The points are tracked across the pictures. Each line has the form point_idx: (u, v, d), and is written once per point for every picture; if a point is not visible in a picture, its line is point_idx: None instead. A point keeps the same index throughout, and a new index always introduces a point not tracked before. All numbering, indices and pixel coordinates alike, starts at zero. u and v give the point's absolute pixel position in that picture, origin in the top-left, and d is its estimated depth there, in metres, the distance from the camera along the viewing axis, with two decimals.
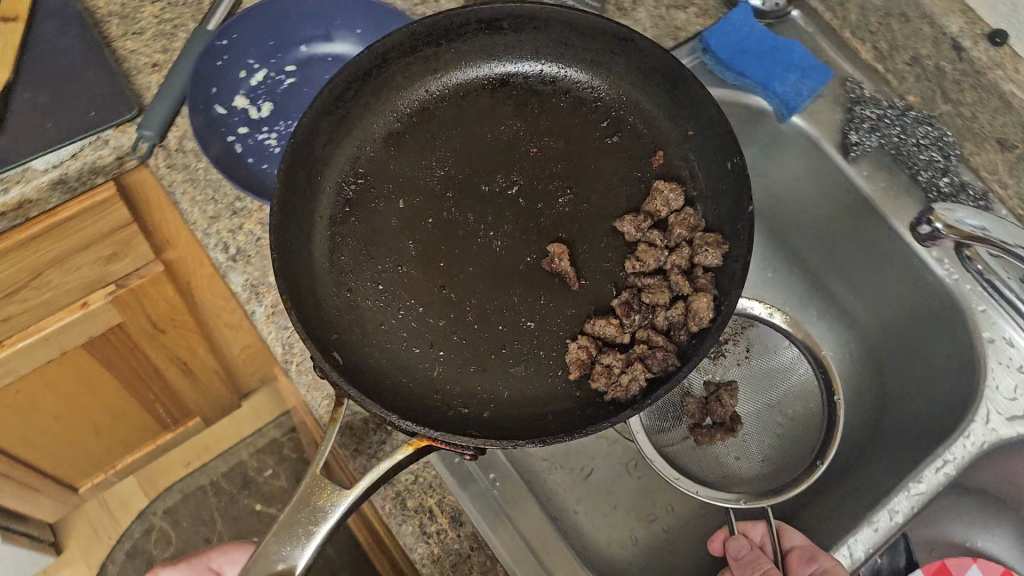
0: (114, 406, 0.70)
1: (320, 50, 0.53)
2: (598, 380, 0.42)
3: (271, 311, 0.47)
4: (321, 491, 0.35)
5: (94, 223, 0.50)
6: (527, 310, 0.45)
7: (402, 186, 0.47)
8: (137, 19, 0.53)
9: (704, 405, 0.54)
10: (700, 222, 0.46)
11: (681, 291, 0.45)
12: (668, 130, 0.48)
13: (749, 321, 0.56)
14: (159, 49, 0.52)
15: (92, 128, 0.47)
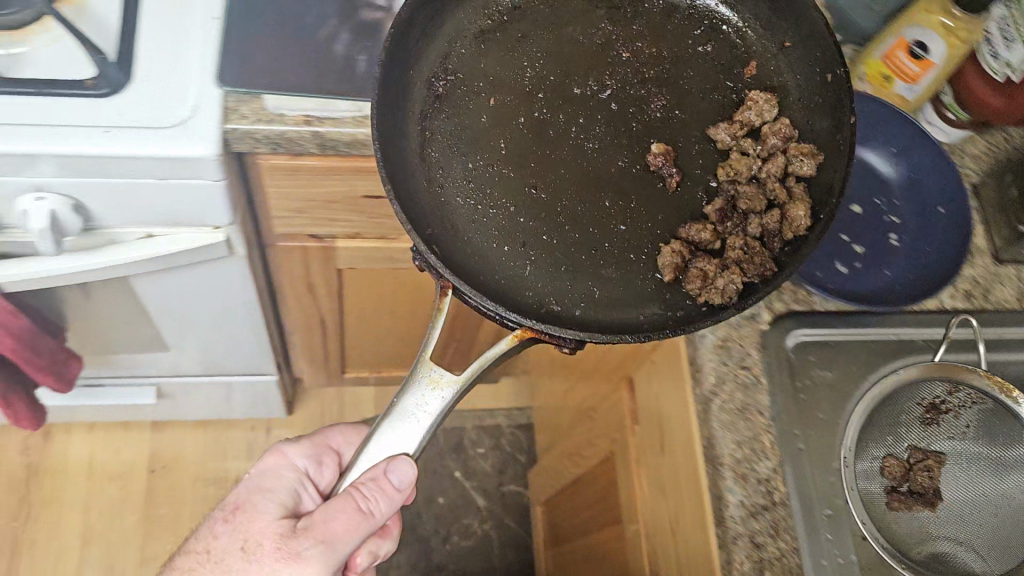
0: (389, 286, 0.89)
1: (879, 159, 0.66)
2: (695, 279, 0.55)
3: (720, 344, 0.59)
4: (437, 378, 0.49)
5: None
6: (621, 212, 0.58)
7: (491, 88, 0.60)
8: None
9: (906, 471, 0.60)
10: (792, 133, 0.60)
11: (776, 198, 0.58)
12: (742, 54, 0.64)
13: (982, 398, 0.60)
14: None
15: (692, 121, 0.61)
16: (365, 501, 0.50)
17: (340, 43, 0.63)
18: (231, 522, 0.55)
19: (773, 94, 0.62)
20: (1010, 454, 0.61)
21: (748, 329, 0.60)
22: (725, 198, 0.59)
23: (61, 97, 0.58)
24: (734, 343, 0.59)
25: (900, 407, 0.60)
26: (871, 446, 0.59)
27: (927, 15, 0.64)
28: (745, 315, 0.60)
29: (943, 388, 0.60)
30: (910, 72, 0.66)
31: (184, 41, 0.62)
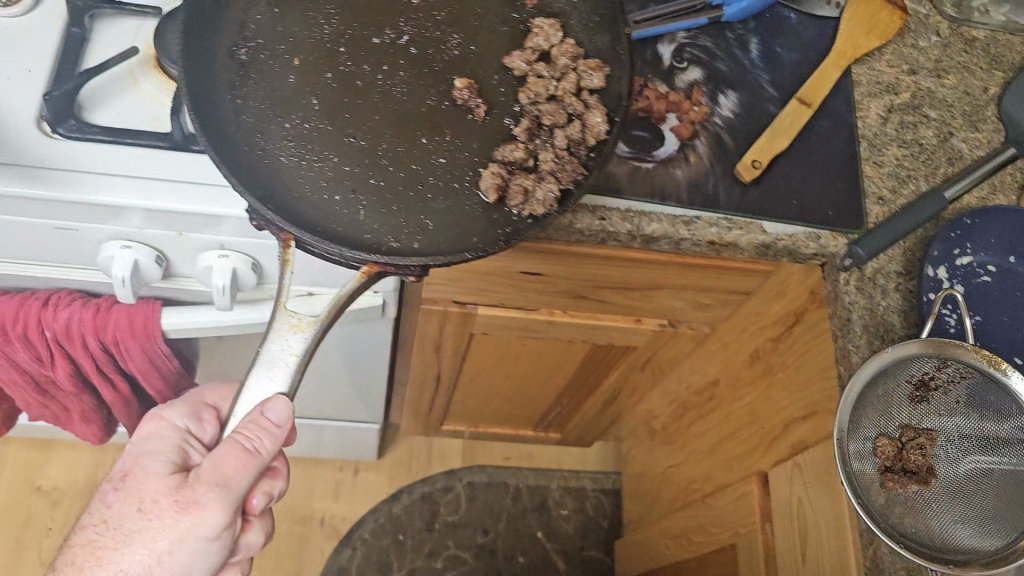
0: (549, 368, 0.95)
1: None
2: (516, 194, 0.57)
3: None
4: (296, 322, 0.53)
5: (709, 279, 0.72)
6: (436, 147, 0.59)
7: (294, 47, 0.60)
8: (884, 153, 0.69)
9: (899, 451, 0.58)
10: (577, 50, 0.63)
11: (577, 111, 0.61)
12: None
13: (971, 372, 0.56)
14: (890, 187, 0.67)
15: (831, 224, 0.64)
16: (244, 439, 0.52)
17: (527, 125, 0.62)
18: (139, 491, 0.54)
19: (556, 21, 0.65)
20: (1004, 425, 0.55)
21: None
22: (528, 118, 0.61)
23: None
24: None
25: (887, 388, 0.59)
26: (861, 427, 0.59)
27: None
28: None
29: (932, 363, 0.57)
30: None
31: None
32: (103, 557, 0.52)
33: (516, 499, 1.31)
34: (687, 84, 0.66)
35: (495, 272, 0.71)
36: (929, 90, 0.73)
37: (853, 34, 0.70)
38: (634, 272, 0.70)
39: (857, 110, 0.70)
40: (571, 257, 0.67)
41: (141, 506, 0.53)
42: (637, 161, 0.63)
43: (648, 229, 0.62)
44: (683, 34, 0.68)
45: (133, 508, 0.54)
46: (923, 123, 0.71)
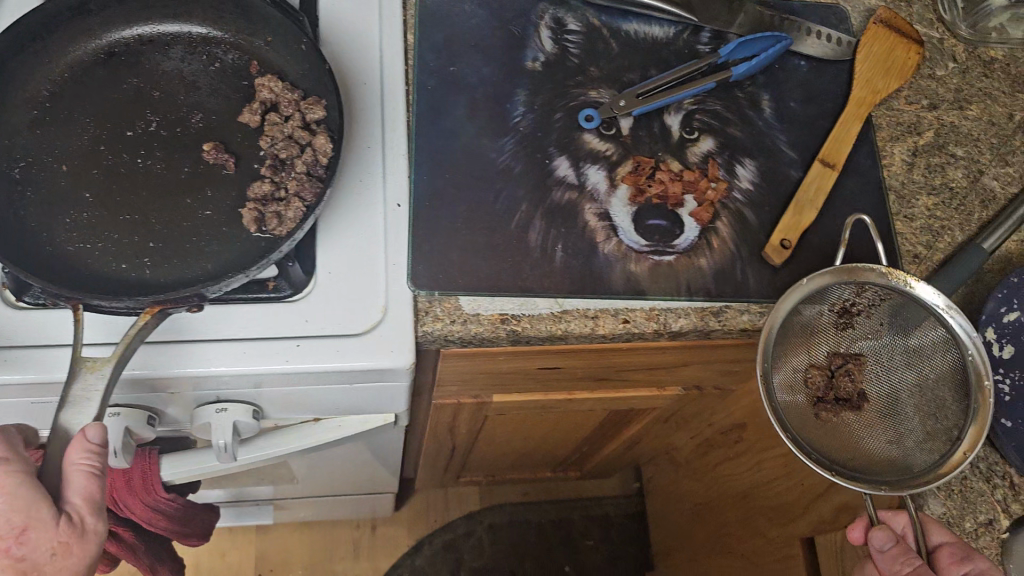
0: (568, 428, 0.90)
1: None
2: (271, 223, 0.53)
3: None
4: (90, 364, 0.45)
5: (738, 355, 0.67)
6: (204, 202, 0.54)
7: (57, 154, 0.54)
8: (912, 203, 0.64)
9: (830, 380, 0.59)
10: (297, 92, 0.57)
11: (305, 141, 0.56)
12: (256, 45, 0.59)
13: (888, 293, 0.57)
14: (923, 243, 0.63)
15: None
16: (89, 462, 0.45)
17: (535, 231, 0.58)
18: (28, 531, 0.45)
19: (278, 72, 0.58)
20: (920, 341, 0.56)
21: (987, 536, 0.55)
22: (274, 157, 0.56)
23: (245, 305, 0.54)
24: None
25: (813, 318, 0.58)
26: (790, 359, 0.58)
27: None
28: (981, 518, 0.56)
29: (850, 289, 0.57)
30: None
31: (366, 227, 0.56)
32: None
33: (541, 535, 1.28)
34: (701, 157, 0.61)
35: (515, 370, 0.66)
36: (953, 123, 0.68)
37: (871, 76, 0.65)
38: (654, 357, 0.66)
39: (880, 159, 0.65)
40: (594, 352, 0.62)
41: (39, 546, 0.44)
42: (656, 255, 0.58)
43: (675, 326, 0.57)
44: (691, 100, 0.63)
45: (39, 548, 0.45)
46: (950, 164, 0.66)
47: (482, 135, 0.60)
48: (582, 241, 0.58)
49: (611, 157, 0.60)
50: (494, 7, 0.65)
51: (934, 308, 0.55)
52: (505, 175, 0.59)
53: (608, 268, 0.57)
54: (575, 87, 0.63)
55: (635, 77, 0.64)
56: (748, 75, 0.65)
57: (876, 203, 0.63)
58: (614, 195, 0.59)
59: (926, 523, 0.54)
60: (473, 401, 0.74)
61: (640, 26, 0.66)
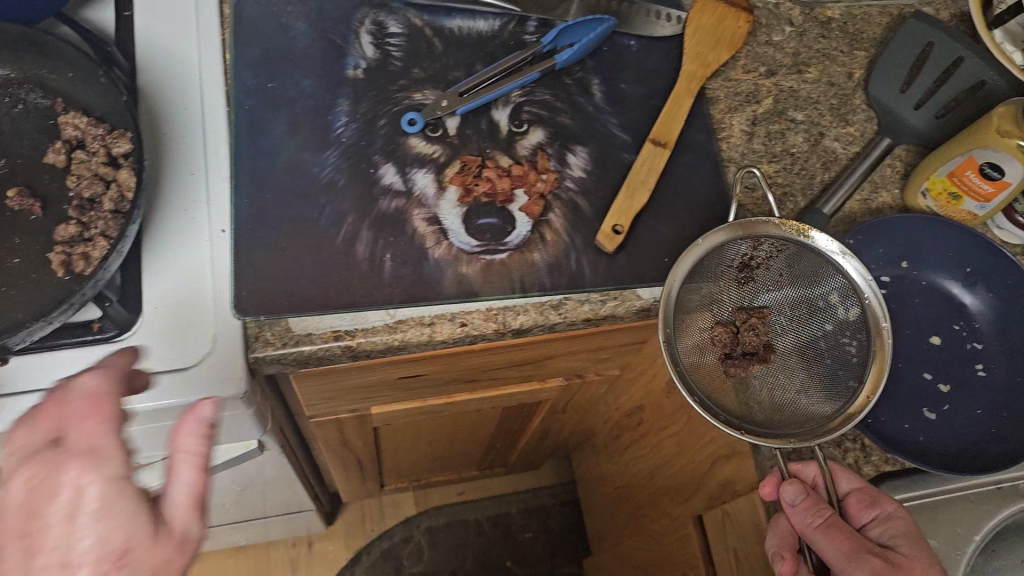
0: (469, 426, 0.90)
1: (926, 274, 0.62)
2: (78, 264, 0.52)
3: None
4: None
5: (601, 342, 0.67)
6: (11, 251, 0.52)
7: None
8: (754, 172, 0.64)
9: (737, 334, 0.57)
10: (102, 126, 0.55)
11: (112, 176, 0.55)
12: (57, 81, 0.57)
13: (784, 245, 0.56)
14: (767, 211, 0.62)
15: None
16: None
17: (363, 243, 0.56)
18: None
19: (83, 107, 0.57)
20: (820, 289, 0.56)
21: None
22: (82, 196, 0.54)
23: (62, 348, 0.51)
24: None
25: (713, 275, 0.57)
26: (694, 318, 0.56)
27: (999, 136, 0.55)
28: None
29: (747, 244, 0.57)
30: (984, 191, 0.58)
31: (188, 257, 0.55)
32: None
33: (479, 534, 1.28)
34: (530, 149, 0.60)
35: (377, 382, 0.65)
36: (791, 89, 0.68)
37: (701, 51, 0.65)
38: (517, 353, 0.66)
39: (719, 132, 0.65)
40: (447, 357, 0.62)
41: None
42: (488, 255, 0.57)
43: (516, 323, 0.56)
44: (519, 92, 0.62)
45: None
46: (790, 129, 0.66)
47: (303, 151, 0.59)
48: (412, 249, 0.56)
49: (439, 158, 0.59)
50: (313, 19, 0.64)
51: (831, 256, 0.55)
52: (330, 189, 0.58)
53: (440, 274, 0.56)
54: (398, 91, 0.61)
55: (461, 74, 0.62)
56: (576, 61, 0.64)
57: (714, 177, 0.63)
58: (442, 198, 0.58)
59: (835, 471, 0.54)
60: (350, 416, 0.73)
61: (464, 21, 0.64)
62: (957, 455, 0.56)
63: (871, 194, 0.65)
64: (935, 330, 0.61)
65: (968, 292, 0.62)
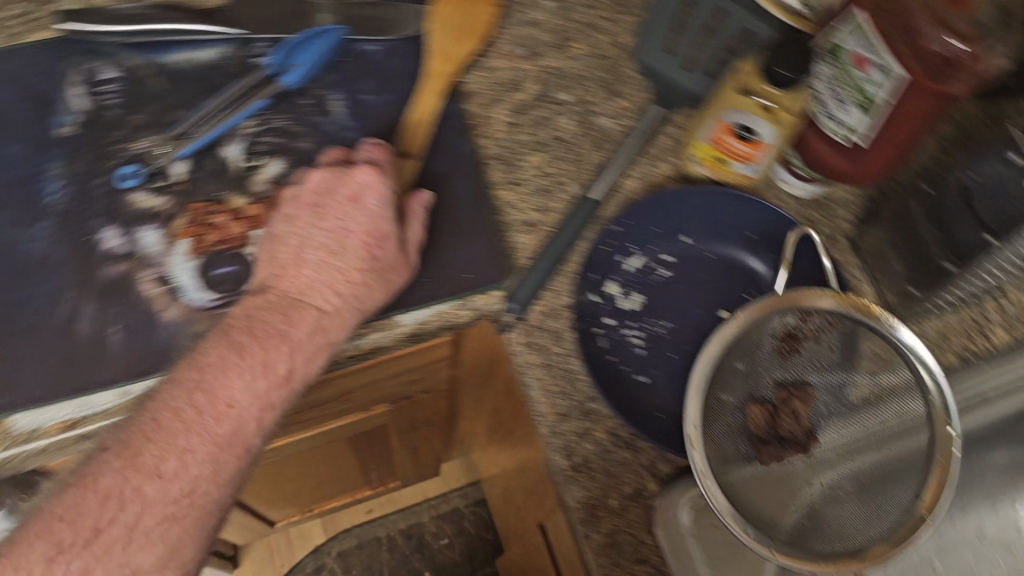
0: (326, 458, 0.86)
1: (704, 244, 0.58)
2: None
3: (608, 538, 0.52)
4: None
5: (401, 366, 0.63)
6: None
7: None
8: (519, 167, 0.60)
9: (772, 416, 0.50)
10: None
11: None
12: None
13: (838, 320, 0.50)
14: (535, 207, 0.59)
15: (466, 290, 0.55)
16: None
17: (86, 319, 0.51)
18: (187, 388, 0.46)
19: None
20: (885, 377, 0.49)
21: (634, 508, 0.53)
22: None
23: None
24: (622, 530, 0.52)
25: (747, 348, 0.51)
26: (722, 392, 0.50)
27: (742, 95, 0.53)
28: (627, 490, 0.53)
29: (792, 316, 0.50)
30: (743, 151, 0.54)
31: None
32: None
33: (392, 549, 1.25)
34: (265, 185, 0.55)
35: None
36: (556, 68, 0.64)
37: (445, 46, 0.60)
38: (308, 394, 0.62)
39: (477, 128, 0.61)
40: None
41: (225, 421, 0.47)
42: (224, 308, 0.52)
43: None
44: (250, 123, 0.57)
45: (161, 426, 0.45)
46: (558, 113, 0.62)
47: (15, 226, 0.54)
48: (139, 316, 0.51)
49: (164, 211, 0.54)
50: (23, 78, 0.59)
51: (902, 344, 0.48)
52: (45, 265, 0.53)
53: (173, 338, 0.51)
54: (115, 143, 0.56)
55: (184, 112, 0.57)
56: (311, 77, 0.59)
57: (475, 179, 0.59)
58: (171, 255, 0.53)
59: None
60: None
61: (185, 54, 0.59)
62: None
63: (651, 166, 0.61)
64: (726, 303, 0.57)
65: (757, 260, 0.58)
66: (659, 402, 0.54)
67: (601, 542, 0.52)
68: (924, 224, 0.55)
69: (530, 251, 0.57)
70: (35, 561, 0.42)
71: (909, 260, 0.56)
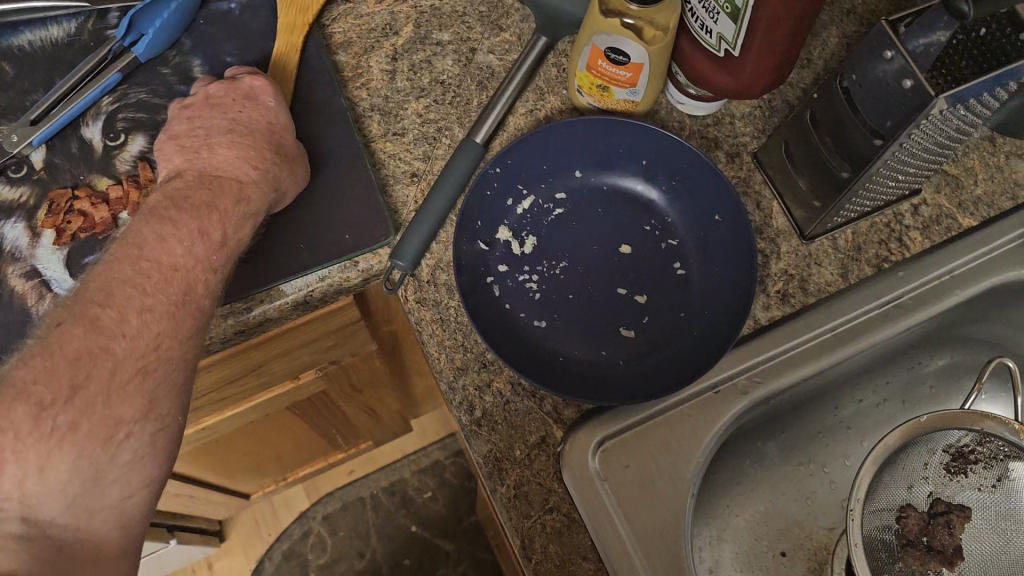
0: (276, 428, 0.85)
1: (597, 179, 0.57)
2: None
3: (515, 491, 0.49)
4: None
5: (308, 334, 0.61)
6: None
7: None
8: (399, 117, 0.58)
9: (925, 525, 0.56)
10: None
11: None
12: None
13: (1006, 452, 0.54)
14: (420, 156, 0.57)
15: (348, 252, 0.53)
16: None
17: None
18: (128, 263, 0.46)
19: None
20: None
21: (541, 457, 0.50)
22: None
23: None
24: (531, 481, 0.49)
25: (905, 463, 0.55)
26: (885, 489, 0.54)
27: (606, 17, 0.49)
28: (532, 439, 0.50)
29: (971, 438, 0.54)
30: (624, 78, 0.52)
31: None
32: (85, 436, 0.42)
33: (377, 508, 1.25)
34: (131, 162, 0.54)
35: None
36: (433, 8, 0.62)
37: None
38: (213, 373, 0.60)
39: (351, 78, 0.59)
40: None
41: (177, 280, 0.47)
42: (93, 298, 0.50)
43: None
44: (110, 99, 0.56)
45: (113, 293, 0.45)
46: (437, 55, 0.60)
47: None
48: (5, 314, 0.49)
49: (25, 200, 0.53)
50: None
51: None
52: None
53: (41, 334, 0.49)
54: None
55: (39, 95, 0.56)
56: (170, 44, 0.57)
57: (350, 130, 0.57)
58: (39, 243, 0.51)
59: None
60: None
61: (34, 33, 0.57)
62: (653, 376, 0.51)
63: (538, 99, 0.59)
64: (626, 238, 0.55)
65: (653, 187, 0.56)
66: (558, 345, 0.52)
67: (508, 495, 0.49)
68: (813, 132, 0.52)
69: (415, 203, 0.55)
70: (20, 420, 0.40)
71: (810, 172, 0.53)
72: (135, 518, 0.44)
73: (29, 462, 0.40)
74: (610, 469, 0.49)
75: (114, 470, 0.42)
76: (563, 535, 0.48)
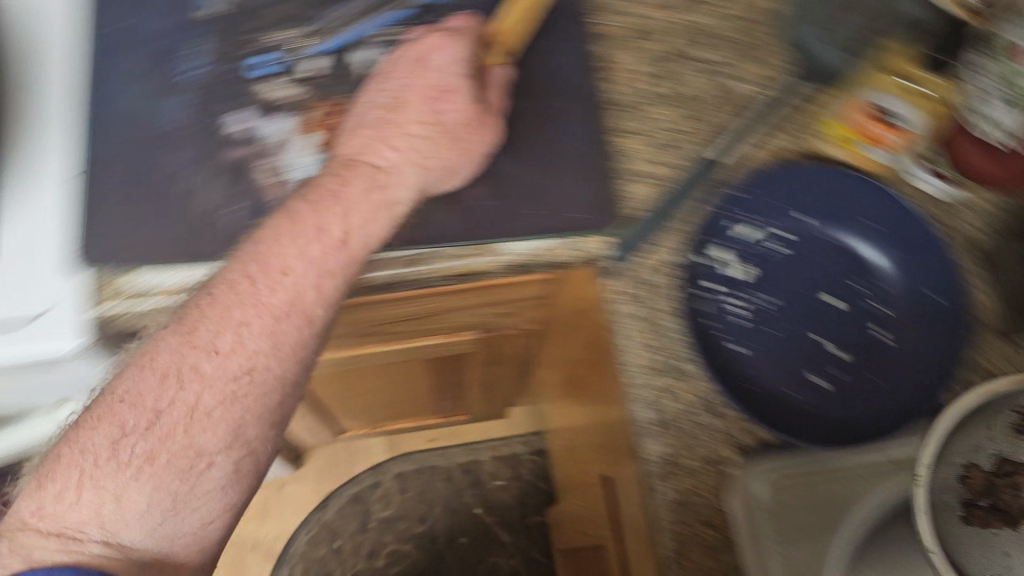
0: (409, 377, 0.89)
1: (832, 230, 0.56)
2: None
3: (679, 498, 0.52)
4: None
5: (501, 295, 0.64)
6: None
7: None
8: (646, 117, 0.60)
9: (991, 486, 0.40)
10: None
11: None
12: None
13: None
14: (657, 161, 0.58)
15: (571, 230, 0.56)
16: None
17: (204, 195, 0.55)
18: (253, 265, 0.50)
19: None
20: None
21: (709, 472, 0.53)
22: None
23: None
24: (695, 493, 0.52)
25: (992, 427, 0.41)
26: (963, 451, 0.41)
27: None
28: (706, 454, 0.53)
29: None
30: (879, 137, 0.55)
31: (26, 203, 0.54)
32: (161, 467, 0.46)
33: (449, 480, 1.28)
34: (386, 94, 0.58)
35: None
36: (705, 26, 0.63)
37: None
38: (400, 308, 0.63)
39: (606, 70, 0.61)
40: None
41: (280, 290, 0.49)
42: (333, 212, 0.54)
43: (380, 279, 0.55)
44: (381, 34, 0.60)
45: (217, 302, 0.49)
46: (694, 69, 0.62)
47: (152, 97, 0.59)
48: (253, 198, 0.55)
49: (295, 101, 0.57)
50: None
51: None
52: (174, 138, 0.57)
53: None
54: (249, 33, 0.60)
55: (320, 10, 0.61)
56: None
57: (592, 120, 0.59)
58: (292, 145, 0.56)
59: None
60: None
61: None
62: (835, 432, 0.51)
63: (791, 139, 0.60)
64: (842, 294, 0.55)
65: (885, 254, 0.54)
66: (750, 374, 0.54)
67: (672, 499, 0.52)
68: None
69: (642, 203, 0.57)
70: (99, 449, 0.46)
71: None
72: (214, 540, 0.48)
73: (106, 487, 0.45)
74: (775, 505, 0.50)
75: (195, 498, 0.47)
76: (718, 552, 0.51)
